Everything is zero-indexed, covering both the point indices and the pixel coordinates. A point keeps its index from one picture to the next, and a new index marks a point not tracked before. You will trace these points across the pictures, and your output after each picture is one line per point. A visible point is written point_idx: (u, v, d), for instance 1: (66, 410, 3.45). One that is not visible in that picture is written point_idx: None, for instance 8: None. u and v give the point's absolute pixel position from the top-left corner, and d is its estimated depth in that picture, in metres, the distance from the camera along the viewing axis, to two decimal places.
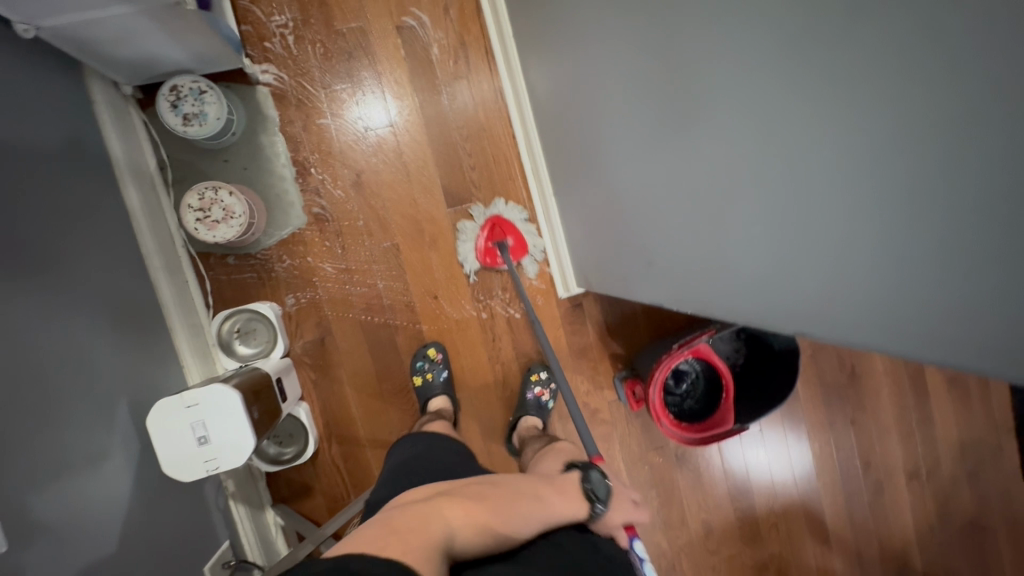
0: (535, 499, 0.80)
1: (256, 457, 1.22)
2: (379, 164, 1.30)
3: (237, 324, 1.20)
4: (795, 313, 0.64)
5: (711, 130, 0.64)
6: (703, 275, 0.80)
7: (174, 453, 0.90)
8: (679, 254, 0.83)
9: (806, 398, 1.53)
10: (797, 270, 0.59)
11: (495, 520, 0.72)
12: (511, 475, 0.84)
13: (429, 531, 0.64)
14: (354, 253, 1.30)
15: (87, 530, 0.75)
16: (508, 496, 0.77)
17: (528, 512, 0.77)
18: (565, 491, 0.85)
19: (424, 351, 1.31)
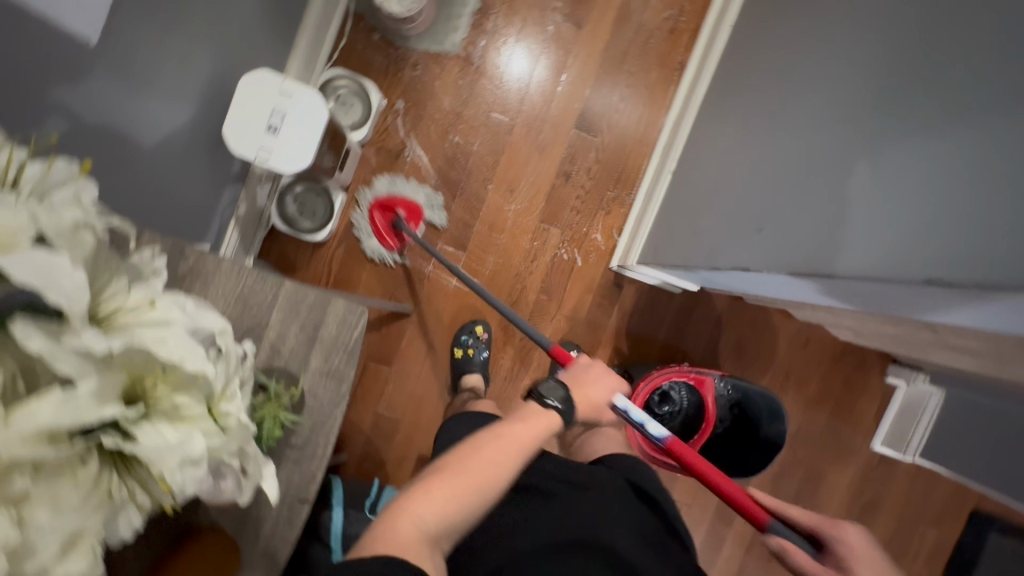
0: (494, 440, 0.69)
1: (274, 204, 1.20)
2: (545, 52, 1.31)
3: (344, 89, 1.21)
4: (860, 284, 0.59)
5: (878, 92, 0.62)
6: (752, 245, 0.78)
7: (240, 123, 0.88)
8: (743, 227, 0.82)
9: None
10: (883, 222, 0.55)
11: (464, 489, 0.63)
12: (467, 441, 0.71)
13: (404, 538, 0.58)
14: (474, 106, 1.30)
15: (139, 109, 0.74)
16: (465, 454, 0.67)
17: (495, 461, 0.67)
18: (528, 427, 0.73)
19: (473, 326, 1.31)
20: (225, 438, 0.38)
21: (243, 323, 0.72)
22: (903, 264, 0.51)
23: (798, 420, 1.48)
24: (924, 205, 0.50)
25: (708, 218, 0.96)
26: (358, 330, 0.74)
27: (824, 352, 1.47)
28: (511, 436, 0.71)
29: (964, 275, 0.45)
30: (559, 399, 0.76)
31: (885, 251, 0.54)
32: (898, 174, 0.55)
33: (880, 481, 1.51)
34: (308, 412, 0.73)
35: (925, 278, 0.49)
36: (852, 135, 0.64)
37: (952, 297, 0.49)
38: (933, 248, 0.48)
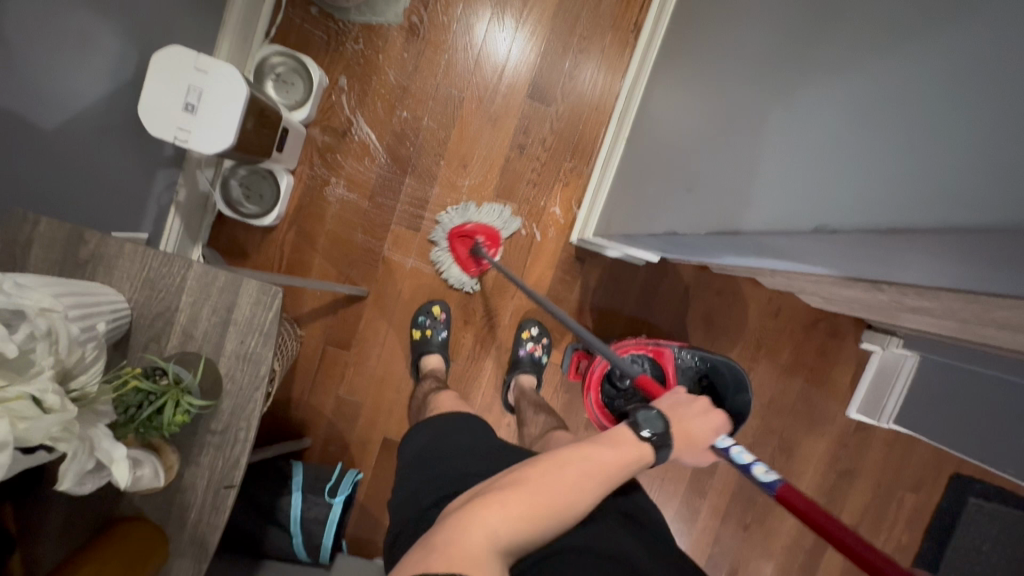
0: (587, 462, 0.59)
1: (218, 188, 1.17)
2: (493, 18, 1.26)
3: (282, 66, 1.17)
4: (770, 240, 0.55)
5: (802, 35, 0.58)
6: (684, 207, 0.74)
7: (154, 101, 0.85)
8: (680, 188, 0.78)
9: (718, 480, 1.47)
10: (793, 171, 0.50)
11: (539, 511, 0.52)
12: (545, 457, 0.59)
13: (475, 553, 0.47)
14: (421, 79, 1.26)
15: (39, 92, 0.71)
16: (552, 470, 0.57)
17: (582, 483, 0.56)
18: (619, 454, 0.61)
19: (430, 307, 1.29)
20: (44, 414, 0.47)
21: (151, 307, 0.70)
22: (800, 213, 0.47)
23: (771, 389, 1.45)
24: (825, 147, 0.46)
25: (652, 184, 0.92)
26: (273, 311, 0.71)
27: (796, 320, 1.44)
28: (600, 460, 0.60)
29: (852, 219, 0.41)
30: (657, 433, 0.65)
31: (786, 200, 0.50)
32: (807, 118, 0.51)
33: (857, 448, 1.49)
34: (226, 396, 0.72)
35: (818, 226, 0.45)
36: (774, 81, 0.60)
37: (850, 244, 0.45)
38: (829, 193, 0.45)
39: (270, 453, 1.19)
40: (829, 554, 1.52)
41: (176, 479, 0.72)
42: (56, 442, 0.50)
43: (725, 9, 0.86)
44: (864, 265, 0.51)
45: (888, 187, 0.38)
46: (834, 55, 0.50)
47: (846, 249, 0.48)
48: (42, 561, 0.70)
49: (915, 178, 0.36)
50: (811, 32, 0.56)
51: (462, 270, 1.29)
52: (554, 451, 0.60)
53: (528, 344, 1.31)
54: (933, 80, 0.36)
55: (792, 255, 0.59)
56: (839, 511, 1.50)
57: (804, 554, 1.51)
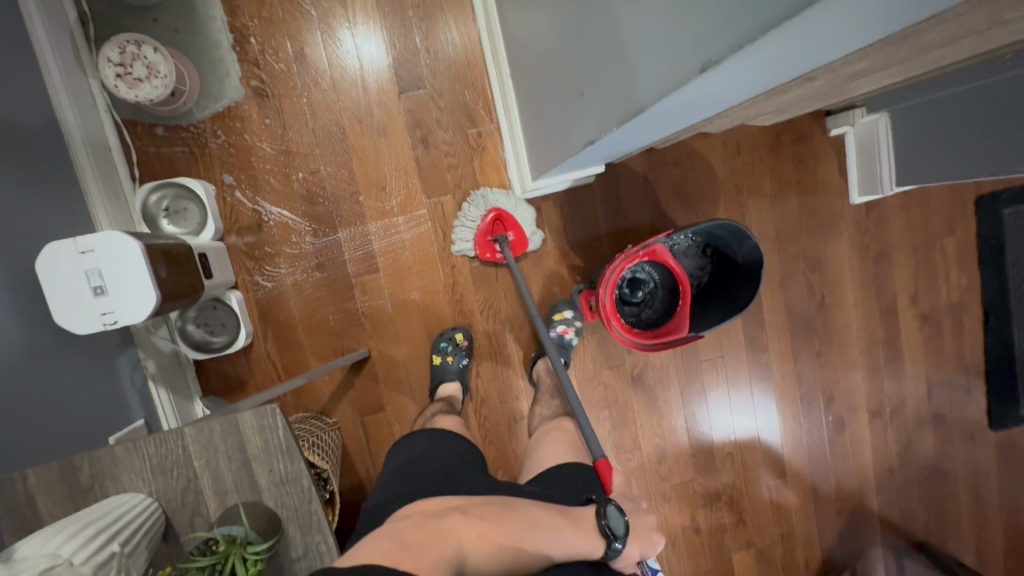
0: (554, 517, 0.76)
1: (180, 340, 1.15)
2: (324, 39, 1.20)
3: (165, 200, 1.12)
4: (679, 96, 0.51)
5: None
6: (589, 111, 0.70)
7: (64, 302, 0.83)
8: (576, 94, 0.73)
9: (772, 328, 1.46)
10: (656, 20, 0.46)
11: (512, 549, 0.68)
12: (523, 510, 0.74)
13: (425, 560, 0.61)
14: (295, 133, 1.20)
15: None
16: (524, 518, 0.73)
17: (548, 538, 0.72)
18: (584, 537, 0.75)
19: (452, 334, 1.27)
20: None
21: (174, 486, 0.69)
22: (683, 59, 0.43)
23: (773, 221, 1.43)
24: None
25: (554, 106, 0.87)
26: (281, 427, 0.69)
27: (758, 146, 1.39)
28: (575, 541, 0.74)
29: (733, 38, 0.36)
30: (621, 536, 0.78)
31: (669, 49, 0.46)
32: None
33: (877, 228, 1.47)
34: (289, 522, 0.71)
35: (703, 63, 0.41)
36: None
37: (744, 62, 0.41)
38: (699, 24, 0.40)
39: None
40: (905, 333, 1.51)
41: None
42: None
43: None
44: (782, 69, 0.46)
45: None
46: None
47: (758, 66, 0.43)
48: None
49: None
50: None
51: (479, 255, 1.26)
52: (536, 508, 0.76)
53: (560, 326, 1.29)
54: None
55: (708, 95, 0.55)
56: (893, 292, 1.49)
57: (881, 345, 1.50)
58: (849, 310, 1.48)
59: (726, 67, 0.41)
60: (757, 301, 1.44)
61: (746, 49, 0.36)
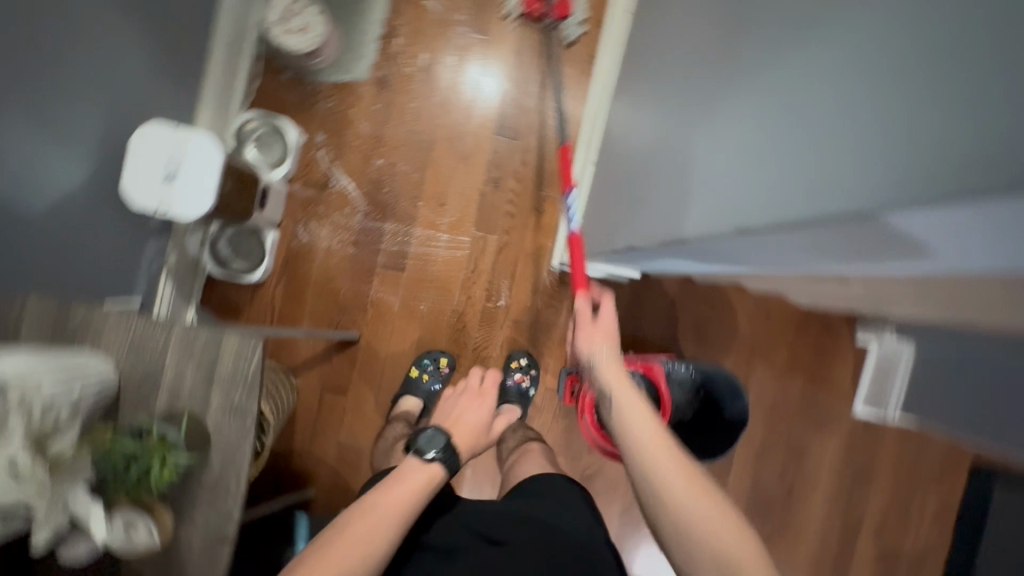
0: (393, 494, 0.71)
1: (207, 250, 1.22)
2: (455, 64, 1.33)
3: (258, 130, 1.23)
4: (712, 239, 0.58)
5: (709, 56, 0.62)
6: (639, 217, 0.79)
7: (137, 176, 0.91)
8: (637, 201, 0.82)
9: (732, 493, 1.44)
10: (719, 172, 0.54)
11: (365, 551, 0.65)
12: (361, 505, 0.70)
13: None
14: (393, 127, 1.32)
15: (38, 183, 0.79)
16: (362, 516, 0.68)
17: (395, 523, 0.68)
18: (421, 473, 0.75)
19: (437, 356, 1.31)
20: None
21: (139, 370, 0.72)
22: (740, 209, 0.48)
23: (772, 393, 1.44)
24: (744, 149, 0.50)
25: (616, 201, 0.97)
26: (255, 362, 0.73)
27: (786, 320, 1.44)
28: (404, 490, 0.72)
29: (780, 213, 0.41)
30: (438, 450, 0.78)
31: (718, 197, 0.54)
32: (745, 117, 0.51)
33: (868, 446, 1.46)
34: (215, 450, 0.73)
35: (749, 223, 0.46)
36: (712, 87, 0.61)
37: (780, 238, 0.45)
38: (762, 190, 0.45)
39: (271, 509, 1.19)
40: (857, 559, 1.47)
41: (173, 540, 0.73)
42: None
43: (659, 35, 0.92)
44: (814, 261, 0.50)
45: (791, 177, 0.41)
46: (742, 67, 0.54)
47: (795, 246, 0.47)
48: None
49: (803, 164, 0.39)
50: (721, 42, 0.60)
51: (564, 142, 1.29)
52: (376, 496, 0.72)
53: (516, 374, 1.32)
54: (839, 65, 0.36)
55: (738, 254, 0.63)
56: (860, 514, 1.46)
57: (830, 561, 1.46)
58: (812, 511, 1.45)
59: (769, 233, 0.45)
60: (728, 460, 1.43)
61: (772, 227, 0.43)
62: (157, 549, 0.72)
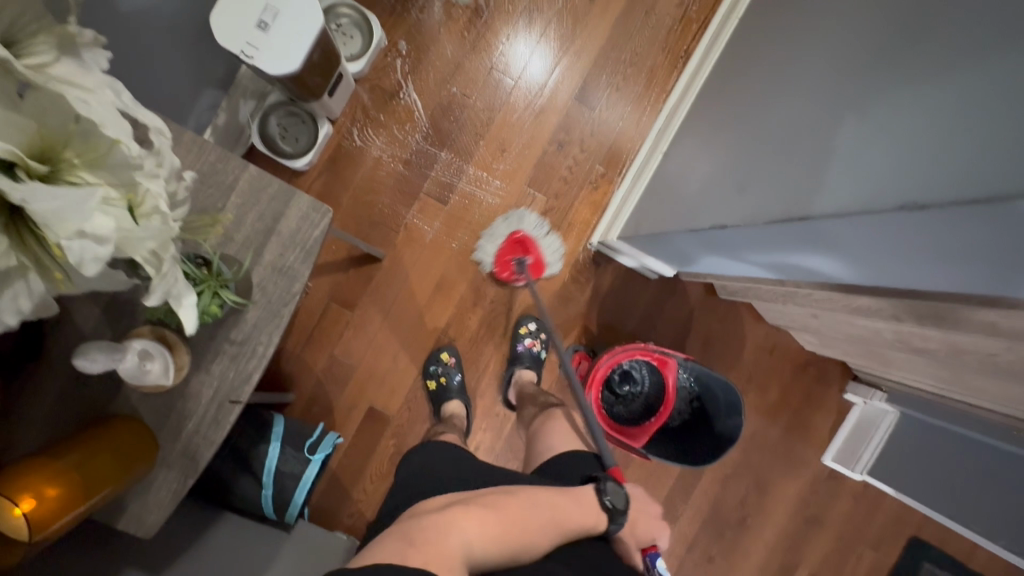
0: (559, 510, 0.71)
1: (257, 122, 1.15)
2: (554, 20, 1.32)
3: (346, 18, 1.19)
4: (834, 224, 0.58)
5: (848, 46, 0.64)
6: (729, 202, 0.79)
7: (230, 12, 0.85)
8: (726, 188, 0.82)
9: (691, 508, 1.46)
10: (862, 156, 0.54)
11: (509, 536, 0.62)
12: (524, 493, 0.70)
13: (444, 554, 0.55)
14: (476, 59, 1.29)
15: None
16: (524, 502, 0.68)
17: (548, 529, 0.67)
18: (581, 515, 0.73)
19: (439, 354, 1.29)
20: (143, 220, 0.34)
21: (197, 200, 0.67)
22: (881, 195, 0.49)
23: (755, 424, 1.48)
24: (904, 136, 0.49)
25: (693, 188, 0.96)
26: (321, 229, 0.70)
27: (788, 359, 1.48)
28: (570, 520, 0.71)
29: (942, 194, 0.43)
30: (617, 503, 0.78)
31: (861, 180, 0.53)
32: (894, 105, 0.52)
33: (827, 498, 1.50)
34: (252, 306, 0.69)
35: (906, 203, 0.46)
36: (846, 77, 0.62)
37: (932, 225, 0.46)
38: (912, 173, 0.47)
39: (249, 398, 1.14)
40: None
41: (181, 385, 0.69)
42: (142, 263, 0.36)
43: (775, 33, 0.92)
44: (944, 266, 0.52)
45: (983, 162, 0.40)
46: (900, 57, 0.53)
47: (937, 243, 0.49)
48: (13, 446, 0.65)
49: (1004, 148, 0.39)
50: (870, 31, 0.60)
51: (495, 271, 1.31)
52: (529, 493, 0.70)
53: (526, 340, 1.31)
54: (1012, 69, 0.39)
55: (845, 252, 0.63)
56: (802, 560, 1.50)
57: None
58: (759, 545, 1.49)
59: (919, 220, 0.47)
60: (698, 475, 1.46)
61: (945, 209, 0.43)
62: (164, 389, 0.67)
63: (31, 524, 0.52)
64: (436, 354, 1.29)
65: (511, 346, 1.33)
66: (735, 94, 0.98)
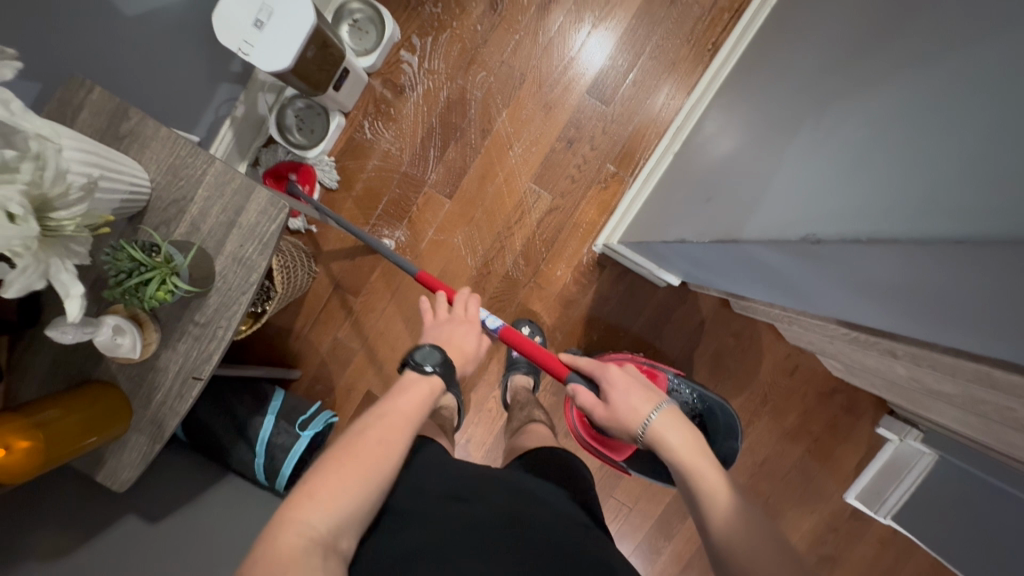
0: (394, 418, 0.65)
1: (274, 113, 1.22)
2: (573, 11, 1.28)
3: (360, 13, 1.23)
4: (773, 249, 0.52)
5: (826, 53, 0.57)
6: (700, 216, 0.73)
7: (229, 11, 0.90)
8: (704, 200, 0.76)
9: (689, 528, 1.39)
10: (805, 180, 0.49)
11: (358, 477, 0.57)
12: (353, 429, 0.63)
13: (293, 542, 0.50)
14: (488, 51, 1.28)
15: None
16: (354, 439, 0.61)
17: (386, 444, 0.61)
18: (417, 402, 0.69)
19: None
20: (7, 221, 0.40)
21: (170, 191, 0.73)
22: (805, 223, 0.46)
23: (768, 449, 1.37)
24: (840, 161, 0.44)
25: (681, 197, 0.90)
26: (277, 223, 0.74)
27: (811, 383, 1.35)
28: (405, 417, 0.66)
29: (852, 229, 0.40)
30: (436, 364, 0.73)
31: (797, 206, 0.48)
32: (838, 125, 0.46)
33: (847, 538, 1.37)
34: (214, 291, 0.74)
35: (809, 235, 0.44)
36: (814, 89, 0.55)
37: (847, 261, 0.43)
38: (833, 205, 0.43)
39: (252, 372, 1.23)
40: None
41: (152, 358, 0.76)
42: (11, 256, 0.42)
43: (784, 28, 0.83)
44: (878, 305, 0.47)
45: (893, 198, 0.36)
46: (857, 75, 0.46)
47: (860, 281, 0.45)
48: (16, 398, 0.75)
49: (917, 181, 0.35)
50: (847, 34, 0.53)
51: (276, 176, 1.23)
52: (360, 424, 0.64)
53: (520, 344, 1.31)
54: (940, 102, 0.34)
55: (795, 281, 0.57)
56: None
57: None
58: None
59: (827, 254, 0.44)
60: None
61: (857, 247, 0.39)
62: (135, 360, 0.74)
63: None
64: None
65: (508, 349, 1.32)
66: (739, 92, 0.90)
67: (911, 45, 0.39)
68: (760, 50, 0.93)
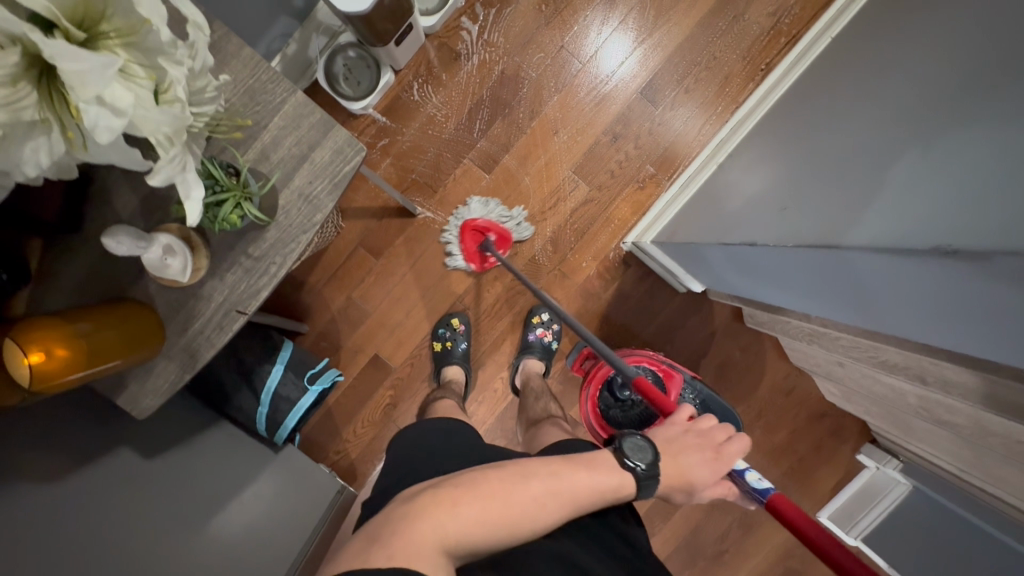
0: (568, 483, 0.57)
1: (323, 59, 1.17)
2: (635, 8, 1.28)
3: None
4: (871, 259, 0.54)
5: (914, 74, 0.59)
6: (772, 224, 0.75)
7: None
8: (772, 210, 0.78)
9: (669, 528, 1.43)
10: (904, 192, 0.51)
11: (497, 520, 0.52)
12: (523, 467, 0.57)
13: (420, 546, 0.48)
14: (549, 32, 1.27)
15: None
16: (514, 478, 0.55)
17: (544, 502, 0.54)
18: (600, 484, 0.58)
19: (450, 319, 1.30)
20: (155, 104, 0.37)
21: (244, 114, 0.70)
22: (916, 235, 0.47)
23: (754, 462, 1.42)
24: (949, 175, 0.45)
25: (739, 205, 0.92)
26: (351, 166, 0.72)
27: (804, 404, 1.41)
28: (579, 490, 0.57)
29: (983, 242, 0.40)
30: (646, 463, 0.60)
31: (898, 218, 0.50)
32: (938, 142, 0.48)
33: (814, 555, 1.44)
34: (274, 226, 0.72)
35: (935, 246, 0.45)
36: (891, 112, 0.58)
37: (967, 276, 0.44)
38: (947, 217, 0.44)
39: (263, 319, 1.19)
40: None
41: (196, 286, 0.73)
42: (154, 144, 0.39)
43: (855, 55, 0.86)
44: (970, 323, 0.49)
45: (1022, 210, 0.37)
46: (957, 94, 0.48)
47: (967, 300, 0.47)
48: (40, 305, 0.70)
49: None
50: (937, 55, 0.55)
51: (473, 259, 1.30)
52: (534, 468, 0.57)
53: (538, 329, 1.31)
54: None
55: (878, 294, 0.59)
56: None
57: None
58: None
59: (948, 268, 0.44)
60: None
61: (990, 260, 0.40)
62: (179, 285, 0.71)
63: (35, 374, 0.57)
64: (447, 319, 1.31)
65: (524, 333, 1.32)
66: (802, 111, 0.93)
67: (1012, 78, 0.42)
68: (824, 75, 0.96)
